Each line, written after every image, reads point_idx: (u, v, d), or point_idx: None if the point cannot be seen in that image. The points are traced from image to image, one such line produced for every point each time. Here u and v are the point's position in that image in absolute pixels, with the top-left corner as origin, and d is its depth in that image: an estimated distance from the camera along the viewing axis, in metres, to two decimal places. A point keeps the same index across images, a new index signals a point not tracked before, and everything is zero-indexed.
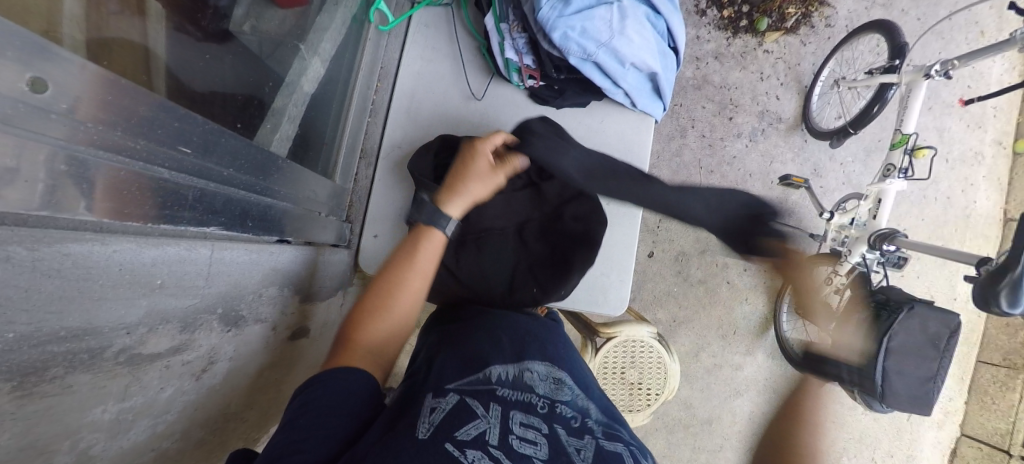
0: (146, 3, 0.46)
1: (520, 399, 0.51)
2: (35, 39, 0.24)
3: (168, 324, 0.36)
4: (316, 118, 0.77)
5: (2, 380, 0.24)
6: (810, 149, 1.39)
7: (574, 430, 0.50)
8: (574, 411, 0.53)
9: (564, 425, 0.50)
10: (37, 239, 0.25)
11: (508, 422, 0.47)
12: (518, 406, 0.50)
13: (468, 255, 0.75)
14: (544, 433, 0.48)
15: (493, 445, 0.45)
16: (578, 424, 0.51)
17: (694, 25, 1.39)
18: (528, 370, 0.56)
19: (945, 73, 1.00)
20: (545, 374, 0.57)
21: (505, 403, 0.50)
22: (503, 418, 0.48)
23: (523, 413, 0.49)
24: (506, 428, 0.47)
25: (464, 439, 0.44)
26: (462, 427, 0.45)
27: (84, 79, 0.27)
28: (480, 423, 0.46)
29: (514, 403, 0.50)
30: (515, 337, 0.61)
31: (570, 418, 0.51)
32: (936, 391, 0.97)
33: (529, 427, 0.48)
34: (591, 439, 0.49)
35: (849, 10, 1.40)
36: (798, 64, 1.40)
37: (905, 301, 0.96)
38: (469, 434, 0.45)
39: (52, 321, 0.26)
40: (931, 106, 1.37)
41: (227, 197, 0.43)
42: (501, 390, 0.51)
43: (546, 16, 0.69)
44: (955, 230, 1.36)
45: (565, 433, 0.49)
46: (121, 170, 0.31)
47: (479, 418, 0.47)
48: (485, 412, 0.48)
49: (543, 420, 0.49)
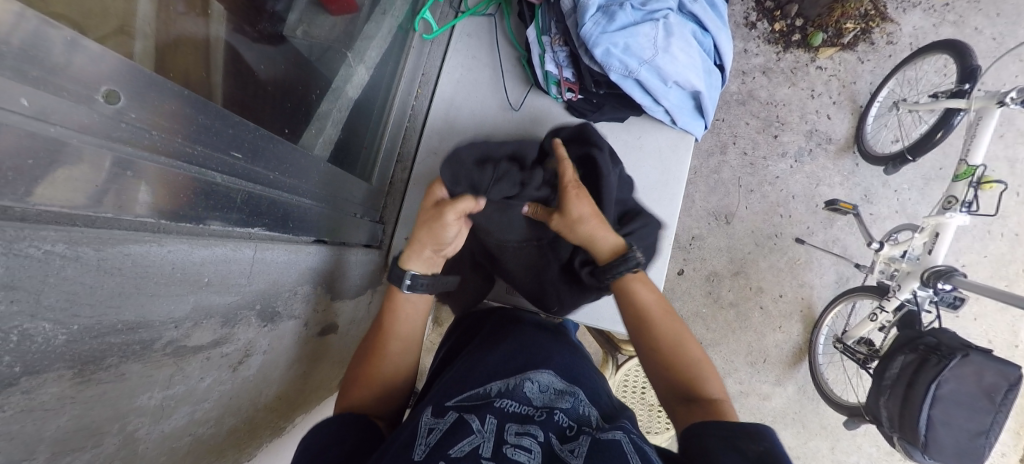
0: (211, 6, 0.49)
1: (518, 411, 0.49)
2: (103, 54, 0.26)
3: (211, 319, 0.38)
4: (358, 122, 0.80)
5: (66, 367, 0.26)
6: (861, 173, 1.31)
7: (569, 436, 0.47)
8: (573, 417, 0.50)
9: (560, 433, 0.47)
10: (102, 240, 0.27)
11: (503, 433, 0.45)
12: (515, 417, 0.48)
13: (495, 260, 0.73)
14: (539, 441, 0.45)
15: (486, 457, 0.42)
16: (575, 431, 0.48)
17: (743, 38, 1.35)
18: (527, 381, 0.54)
19: (1021, 102, 0.92)
20: (546, 384, 0.54)
21: (500, 415, 0.48)
22: (496, 431, 0.45)
23: (518, 423, 0.47)
24: (500, 438, 0.45)
25: (456, 456, 0.42)
26: (453, 445, 0.43)
27: (147, 90, 0.29)
28: (474, 438, 0.44)
29: (510, 414, 0.48)
30: (521, 349, 0.60)
31: (567, 424, 0.48)
32: (988, 446, 0.89)
33: (524, 434, 0.45)
34: (586, 437, 0.47)
35: (916, 27, 1.32)
36: (854, 83, 1.33)
37: (960, 346, 0.88)
38: (461, 451, 0.42)
39: (112, 315, 0.28)
40: (1001, 134, 1.27)
41: (272, 201, 0.45)
42: (499, 402, 0.50)
43: (589, 32, 0.69)
44: (1021, 271, 1.25)
45: (559, 442, 0.46)
46: (180, 174, 0.33)
47: (472, 433, 0.45)
48: (480, 425, 0.46)
49: (539, 426, 0.47)
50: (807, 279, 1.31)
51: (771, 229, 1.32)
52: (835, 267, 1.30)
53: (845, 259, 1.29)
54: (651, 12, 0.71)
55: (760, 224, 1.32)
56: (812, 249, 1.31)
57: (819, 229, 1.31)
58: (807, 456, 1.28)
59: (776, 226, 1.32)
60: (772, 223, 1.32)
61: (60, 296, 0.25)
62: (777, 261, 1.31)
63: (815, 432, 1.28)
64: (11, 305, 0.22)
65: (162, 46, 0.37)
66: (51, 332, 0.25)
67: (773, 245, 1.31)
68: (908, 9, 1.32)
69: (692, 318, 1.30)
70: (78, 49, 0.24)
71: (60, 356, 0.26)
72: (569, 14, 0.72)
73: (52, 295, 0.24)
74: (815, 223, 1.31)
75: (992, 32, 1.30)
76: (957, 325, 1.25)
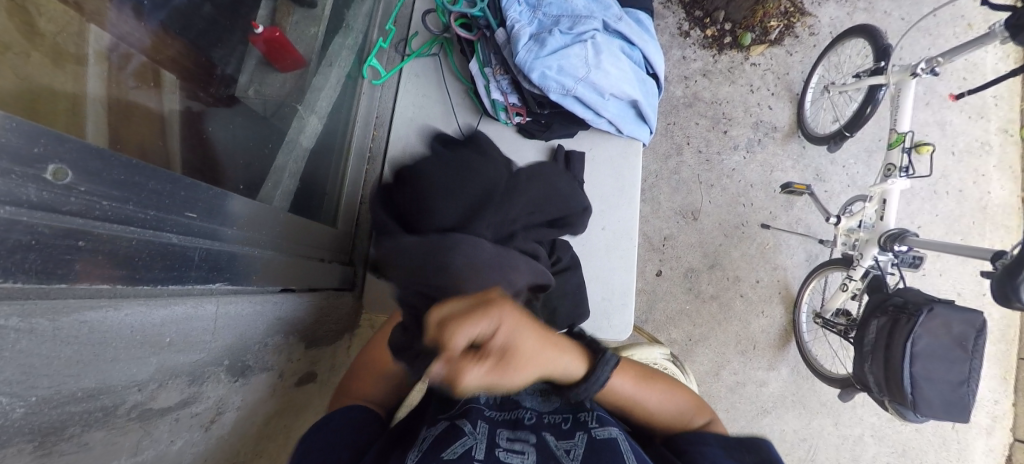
0: (162, 75, 0.51)
1: (505, 417, 0.52)
2: (56, 136, 0.28)
3: (177, 378, 0.38)
4: (315, 172, 0.81)
5: (27, 441, 0.26)
6: (810, 154, 1.39)
7: (564, 432, 0.50)
8: (564, 414, 0.53)
9: (555, 431, 0.50)
10: (57, 309, 0.28)
11: (494, 438, 0.48)
12: (504, 423, 0.50)
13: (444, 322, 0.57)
14: (532, 443, 0.48)
15: (479, 459, 0.45)
16: (570, 426, 0.51)
17: (679, 46, 1.44)
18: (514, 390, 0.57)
19: (930, 70, 1.00)
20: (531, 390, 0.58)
21: (491, 422, 0.50)
22: (489, 434, 0.48)
23: (509, 429, 0.50)
24: (492, 442, 0.47)
25: (450, 458, 0.44)
26: (447, 448, 0.45)
27: (100, 161, 0.30)
28: (466, 440, 0.47)
29: (501, 421, 0.51)
30: None
31: (559, 421, 0.52)
32: (971, 393, 0.92)
33: (516, 439, 0.48)
34: (581, 436, 0.49)
35: (832, 17, 1.43)
36: (787, 74, 1.42)
37: (925, 301, 0.92)
38: (455, 452, 0.45)
39: (71, 383, 0.29)
40: (927, 101, 1.37)
41: (231, 255, 0.46)
42: (488, 412, 0.52)
43: (524, 59, 0.74)
44: (972, 223, 1.32)
45: (556, 438, 0.49)
46: (133, 239, 0.34)
47: (465, 436, 0.47)
48: (472, 429, 0.49)
49: (530, 431, 0.50)
50: (780, 262, 1.35)
51: (737, 219, 1.37)
52: (803, 246, 1.35)
53: (811, 237, 1.34)
54: (580, 34, 0.76)
55: (725, 215, 1.37)
56: (778, 232, 1.36)
57: (781, 212, 1.36)
58: (812, 436, 1.28)
59: (741, 215, 1.37)
60: (736, 212, 1.37)
61: (17, 369, 0.25)
62: (748, 248, 1.36)
63: (815, 411, 1.29)
64: None
65: (113, 119, 0.39)
66: (8, 406, 0.25)
67: (741, 234, 1.36)
68: (822, 2, 1.43)
69: (677, 316, 1.32)
70: (29, 129, 0.26)
71: (19, 429, 0.26)
72: (505, 45, 0.77)
73: (7, 370, 0.25)
74: (776, 207, 1.37)
75: (899, 13, 1.42)
76: (926, 283, 1.30)
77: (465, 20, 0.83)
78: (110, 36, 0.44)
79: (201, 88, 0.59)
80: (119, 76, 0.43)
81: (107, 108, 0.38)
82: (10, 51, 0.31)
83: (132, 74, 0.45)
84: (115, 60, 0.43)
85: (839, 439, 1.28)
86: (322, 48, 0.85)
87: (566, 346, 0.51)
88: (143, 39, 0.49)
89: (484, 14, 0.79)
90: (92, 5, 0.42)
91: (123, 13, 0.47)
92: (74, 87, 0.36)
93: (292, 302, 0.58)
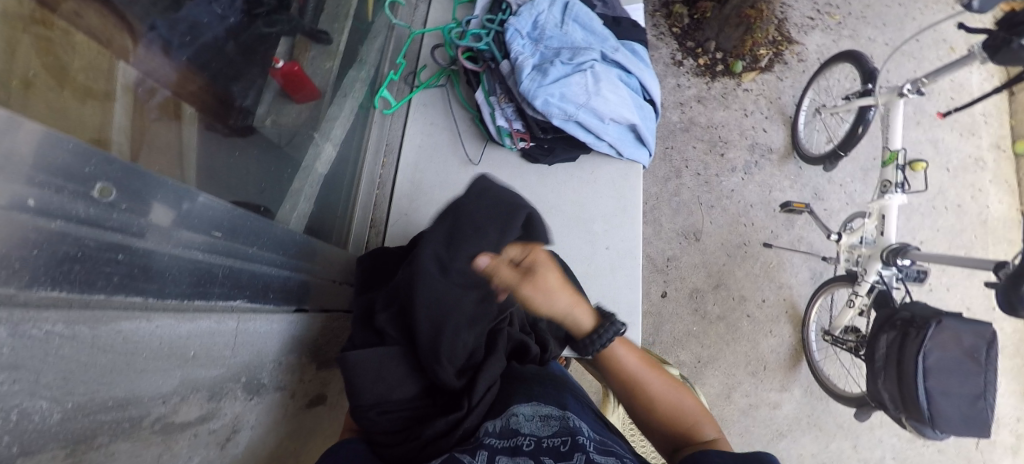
0: (182, 108, 0.54)
1: (505, 444, 0.48)
2: (112, 158, 0.30)
3: (197, 393, 0.39)
4: (328, 198, 0.84)
5: (60, 447, 0.27)
6: (807, 174, 1.42)
7: (563, 454, 0.46)
8: (563, 436, 0.49)
9: (553, 453, 0.46)
10: (96, 319, 0.29)
11: None
12: (504, 450, 0.47)
13: (403, 405, 0.55)
14: None
15: None
16: (569, 447, 0.47)
17: (673, 74, 1.50)
18: (513, 415, 0.52)
19: (916, 90, 1.04)
20: (531, 413, 0.53)
21: (490, 449, 0.47)
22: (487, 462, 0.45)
23: (508, 456, 0.46)
24: None
25: None
26: None
27: (146, 180, 0.33)
28: None
29: (499, 447, 0.47)
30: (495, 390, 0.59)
31: (558, 443, 0.48)
32: (990, 408, 0.90)
33: None
34: (580, 456, 0.45)
35: (819, 44, 1.50)
36: (778, 98, 1.47)
37: (932, 314, 0.92)
38: None
39: (103, 391, 0.30)
40: (917, 121, 1.41)
41: (251, 273, 0.48)
42: (488, 439, 0.49)
43: (528, 88, 0.78)
44: (974, 237, 1.33)
45: (554, 460, 0.45)
46: (164, 255, 0.36)
47: None
48: (472, 460, 0.45)
49: (529, 455, 0.46)
50: (785, 280, 1.36)
51: (740, 239, 1.38)
52: (806, 264, 1.36)
53: (814, 255, 1.35)
54: (579, 64, 0.80)
55: (727, 235, 1.38)
56: (781, 251, 1.37)
57: (783, 231, 1.38)
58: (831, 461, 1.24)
59: (743, 235, 1.38)
60: (738, 232, 1.38)
61: (58, 374, 0.27)
62: (752, 267, 1.36)
63: (833, 434, 1.26)
64: (15, 385, 0.24)
65: (135, 151, 0.39)
66: (48, 411, 0.26)
67: (744, 254, 1.37)
68: (808, 31, 1.50)
69: (685, 338, 1.32)
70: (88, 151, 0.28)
71: (53, 435, 0.27)
72: (509, 75, 0.81)
73: (50, 375, 0.26)
74: (777, 226, 1.39)
75: (882, 39, 1.48)
76: (933, 298, 1.30)
77: (471, 54, 0.88)
78: (136, 71, 0.47)
79: (219, 118, 0.62)
80: (143, 108, 0.45)
81: (130, 139, 0.40)
82: (39, 84, 0.32)
83: (155, 107, 0.48)
84: (140, 94, 0.46)
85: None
86: (336, 80, 0.90)
87: (578, 297, 0.61)
88: (167, 74, 0.52)
89: (490, 48, 0.84)
90: (119, 42, 0.45)
91: (150, 50, 0.50)
92: (101, 119, 0.37)
93: (303, 322, 0.59)
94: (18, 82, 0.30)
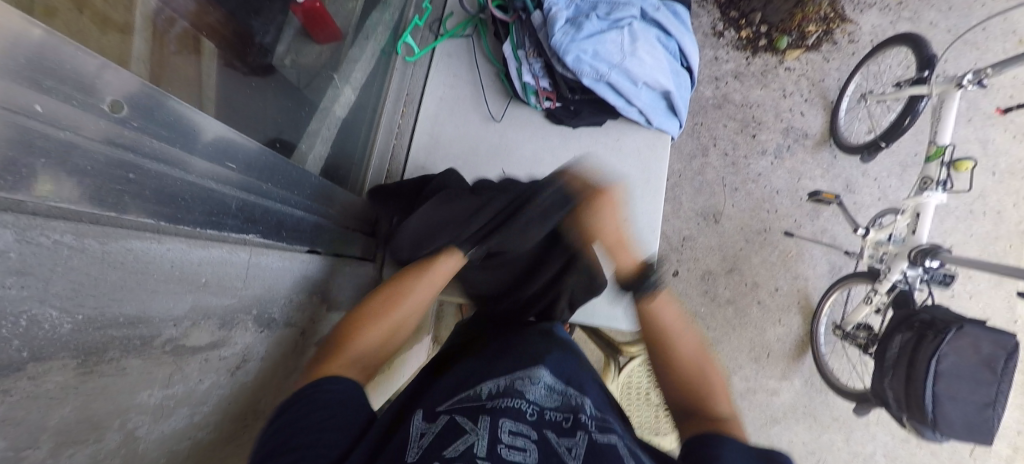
0: (202, 43, 0.52)
1: (506, 406, 0.47)
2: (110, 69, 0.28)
3: (209, 320, 0.39)
4: (345, 143, 0.82)
5: (71, 357, 0.28)
6: (840, 164, 1.36)
7: (565, 430, 0.47)
8: (566, 412, 0.49)
9: (555, 427, 0.47)
10: (107, 235, 0.29)
11: (497, 432, 0.44)
12: (508, 413, 0.46)
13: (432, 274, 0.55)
14: (534, 439, 0.45)
15: (481, 458, 0.41)
16: (572, 423, 0.47)
17: (713, 46, 1.41)
18: (518, 379, 0.52)
19: (977, 82, 0.96)
20: (535, 380, 0.53)
21: (494, 412, 0.46)
22: (491, 428, 0.44)
23: (512, 420, 0.46)
24: (494, 438, 0.43)
25: (451, 457, 0.41)
26: (447, 446, 0.42)
27: (154, 101, 0.32)
28: (468, 437, 0.43)
29: (503, 410, 0.47)
30: (499, 350, 0.60)
31: (561, 419, 0.48)
32: (997, 418, 0.89)
33: (518, 434, 0.44)
34: (583, 435, 0.46)
35: (875, 25, 1.39)
36: (822, 80, 1.39)
37: (954, 319, 0.89)
38: (456, 451, 0.42)
39: (113, 308, 0.30)
40: (969, 118, 1.32)
41: (265, 209, 0.47)
42: (490, 402, 0.48)
43: (559, 41, 0.73)
44: (1009, 247, 1.27)
45: (557, 436, 0.46)
46: (175, 179, 0.35)
47: (466, 433, 0.44)
48: (474, 426, 0.45)
49: (532, 425, 0.46)
50: (802, 271, 1.33)
51: (760, 225, 1.34)
52: (827, 257, 1.33)
53: (836, 248, 1.31)
54: (617, 20, 0.76)
55: (748, 220, 1.34)
56: (802, 241, 1.33)
57: (807, 222, 1.34)
58: (821, 451, 1.25)
59: (764, 222, 1.34)
60: (759, 218, 1.34)
61: (67, 284, 0.27)
62: (769, 255, 1.33)
63: (827, 425, 1.27)
64: (23, 290, 0.24)
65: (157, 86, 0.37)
66: (58, 320, 0.26)
67: (763, 241, 1.34)
68: (864, 9, 1.40)
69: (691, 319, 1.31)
70: (109, 70, 0.28)
71: (63, 344, 0.27)
72: (541, 28, 0.77)
73: (59, 283, 0.26)
74: (802, 216, 1.34)
75: (944, 25, 1.38)
76: (955, 304, 1.26)
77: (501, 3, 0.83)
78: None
79: (237, 51, 0.60)
80: (162, 39, 0.43)
81: (150, 71, 0.37)
82: (58, 10, 0.29)
83: (173, 38, 0.45)
84: (159, 23, 0.44)
85: (850, 458, 1.25)
86: (359, 22, 0.87)
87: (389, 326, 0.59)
88: (186, 4, 0.50)
89: None
90: None
91: None
92: (121, 48, 0.35)
93: (318, 264, 0.59)
94: (39, 11, 0.27)
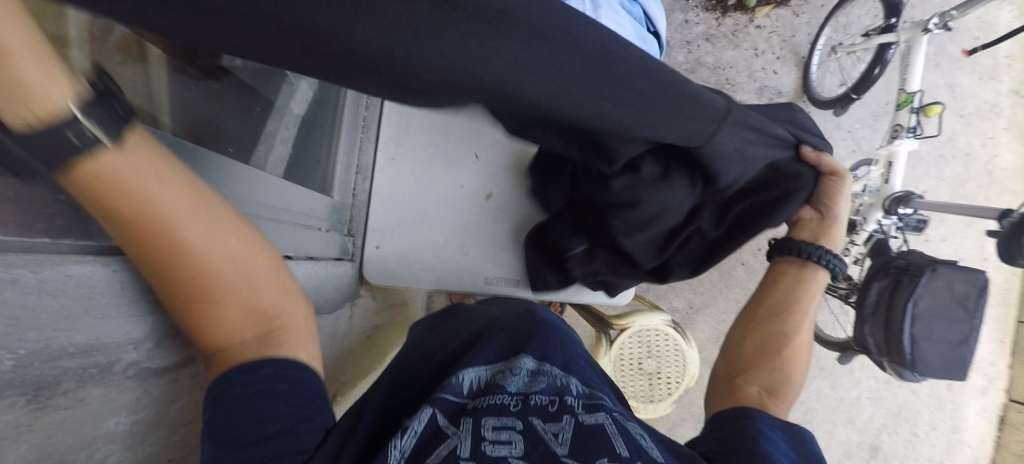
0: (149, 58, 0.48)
1: (489, 402, 0.47)
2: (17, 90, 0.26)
3: (172, 338, 0.39)
4: (308, 140, 0.79)
5: (19, 394, 0.26)
6: (814, 120, 1.36)
7: (551, 415, 0.46)
8: (551, 396, 0.49)
9: (542, 413, 0.47)
10: (38, 262, 0.27)
11: (480, 431, 0.44)
12: (490, 409, 0.46)
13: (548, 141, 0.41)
14: (519, 430, 0.44)
15: (465, 459, 0.41)
16: (557, 406, 0.47)
17: (682, 9, 1.38)
18: (500, 372, 0.52)
19: (943, 25, 0.97)
20: (518, 369, 0.53)
21: (476, 412, 0.46)
22: (473, 429, 0.44)
23: (496, 416, 0.45)
24: (478, 437, 0.43)
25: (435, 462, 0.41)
26: (430, 454, 0.42)
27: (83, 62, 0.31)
28: (450, 441, 0.43)
29: (486, 407, 0.47)
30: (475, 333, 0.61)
31: (546, 404, 0.48)
32: (970, 353, 0.93)
33: (502, 428, 0.44)
34: (569, 418, 0.46)
35: None
36: (792, 36, 1.38)
37: (927, 263, 0.91)
38: (439, 456, 0.41)
39: (61, 338, 0.29)
40: (937, 63, 1.33)
41: None
42: (469, 402, 0.48)
43: None
44: (977, 188, 1.31)
45: (542, 421, 0.45)
46: None
47: (448, 438, 0.43)
48: (456, 429, 0.44)
49: (516, 416, 0.46)
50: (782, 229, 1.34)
51: None
52: None
53: None
54: None
55: None
56: None
57: None
58: (810, 400, 1.30)
59: None
60: None
61: (2, 319, 0.25)
62: None
63: (814, 375, 1.31)
64: None
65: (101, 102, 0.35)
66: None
67: None
68: None
69: (678, 285, 1.33)
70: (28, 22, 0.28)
71: (10, 383, 0.25)
72: None
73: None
74: None
75: None
76: (930, 248, 1.29)
77: None
78: None
79: None
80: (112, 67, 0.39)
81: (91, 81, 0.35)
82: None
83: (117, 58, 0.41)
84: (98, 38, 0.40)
85: (837, 403, 1.30)
86: None
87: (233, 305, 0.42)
88: None
89: None
90: None
91: None
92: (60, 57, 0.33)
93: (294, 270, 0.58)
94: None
